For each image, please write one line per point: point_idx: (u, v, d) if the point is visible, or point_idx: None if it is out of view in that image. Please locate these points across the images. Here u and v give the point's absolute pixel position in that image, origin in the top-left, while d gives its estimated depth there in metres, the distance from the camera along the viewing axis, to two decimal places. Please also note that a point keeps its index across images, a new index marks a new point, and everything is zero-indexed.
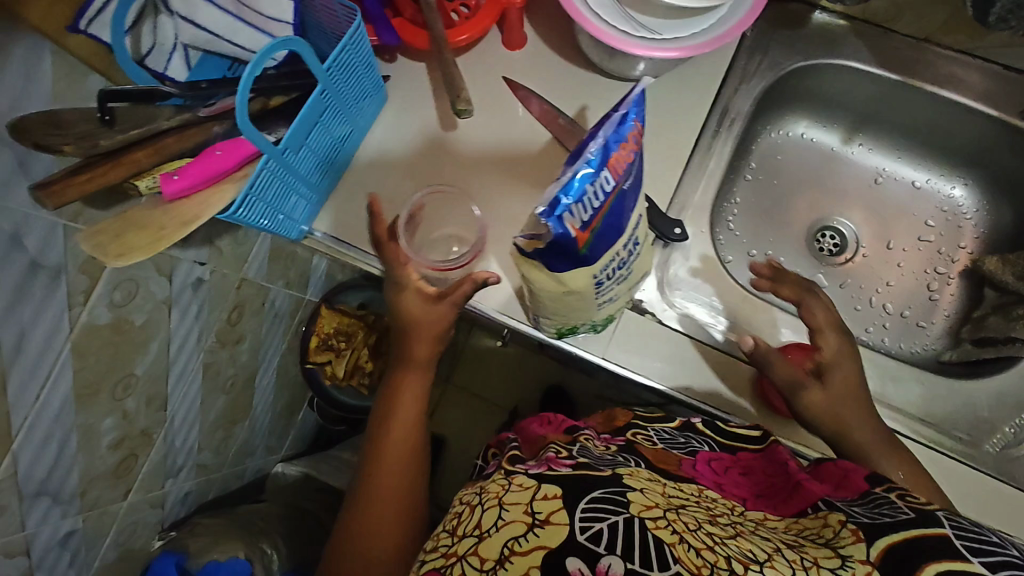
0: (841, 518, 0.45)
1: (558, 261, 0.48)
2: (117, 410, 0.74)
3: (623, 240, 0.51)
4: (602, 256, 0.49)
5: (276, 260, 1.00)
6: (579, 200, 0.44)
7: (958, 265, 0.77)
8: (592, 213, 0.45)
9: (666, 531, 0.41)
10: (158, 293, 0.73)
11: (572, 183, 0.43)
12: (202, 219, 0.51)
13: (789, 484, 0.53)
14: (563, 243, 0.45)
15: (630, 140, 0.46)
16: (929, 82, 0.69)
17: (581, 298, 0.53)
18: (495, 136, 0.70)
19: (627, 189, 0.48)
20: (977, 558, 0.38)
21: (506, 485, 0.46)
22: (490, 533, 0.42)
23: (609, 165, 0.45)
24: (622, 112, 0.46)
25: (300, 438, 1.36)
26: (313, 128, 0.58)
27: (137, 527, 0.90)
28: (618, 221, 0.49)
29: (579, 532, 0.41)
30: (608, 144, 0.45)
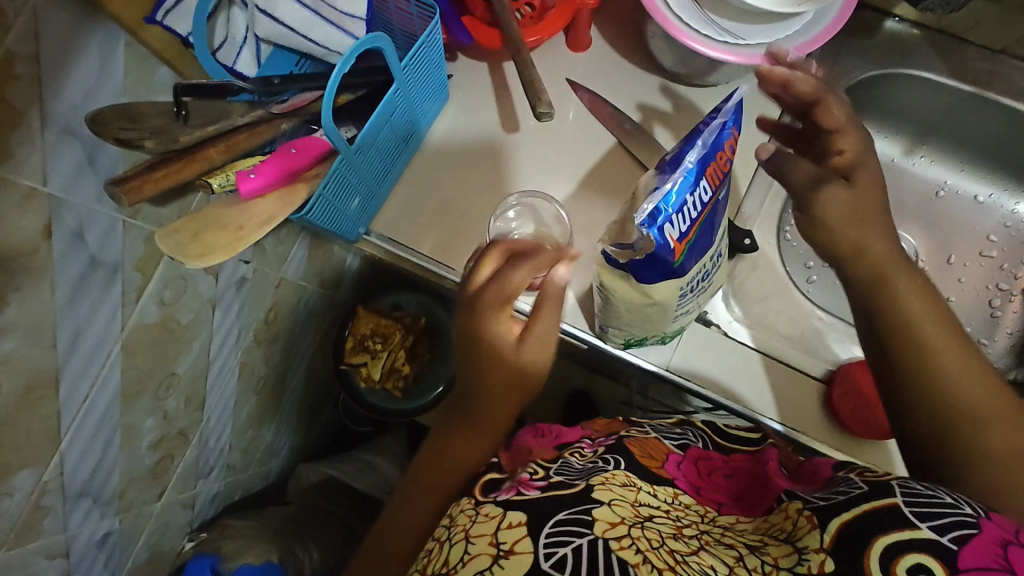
0: (801, 507, 0.45)
1: (646, 273, 0.47)
2: (159, 410, 0.73)
3: (708, 250, 0.51)
4: (692, 265, 0.49)
5: (313, 259, 0.98)
6: (679, 211, 0.44)
7: (1021, 282, 0.75)
8: (689, 223, 0.45)
9: (631, 552, 0.39)
10: (205, 291, 0.71)
11: (673, 193, 0.43)
12: (279, 219, 0.51)
13: (764, 482, 0.52)
14: (661, 254, 0.45)
15: (725, 150, 0.47)
16: (1004, 95, 0.68)
17: (662, 311, 0.52)
18: (559, 139, 0.68)
19: (718, 199, 0.48)
20: (926, 524, 0.38)
21: (473, 515, 0.46)
22: (457, 569, 0.42)
23: (706, 174, 0.45)
24: (720, 120, 0.46)
25: (322, 439, 1.33)
26: (384, 127, 0.57)
27: (168, 527, 0.88)
28: (708, 231, 0.49)
29: (543, 559, 0.40)
30: (707, 152, 0.45)
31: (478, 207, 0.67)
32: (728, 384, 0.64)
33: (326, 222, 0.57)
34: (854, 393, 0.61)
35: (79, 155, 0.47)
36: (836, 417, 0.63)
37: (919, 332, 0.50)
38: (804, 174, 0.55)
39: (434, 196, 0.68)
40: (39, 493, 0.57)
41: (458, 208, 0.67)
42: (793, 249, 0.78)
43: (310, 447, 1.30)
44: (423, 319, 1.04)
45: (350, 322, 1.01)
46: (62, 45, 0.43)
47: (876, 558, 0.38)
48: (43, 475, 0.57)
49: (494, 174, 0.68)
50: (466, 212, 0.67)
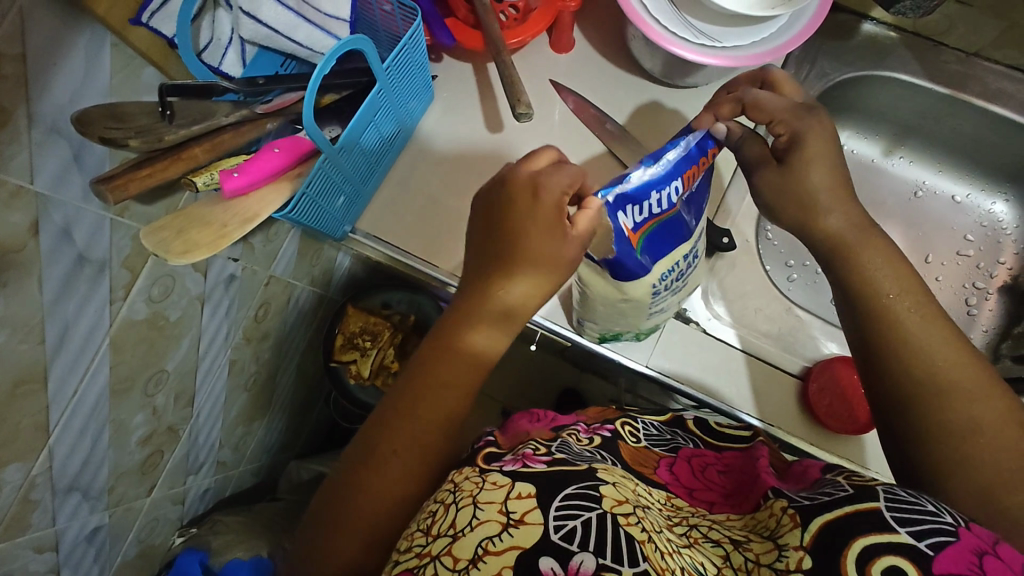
0: (785, 504, 0.46)
1: (618, 270, 0.49)
2: (148, 406, 0.73)
3: (683, 254, 0.53)
4: (658, 262, 0.51)
5: (303, 258, 0.99)
6: (641, 201, 0.46)
7: (997, 280, 0.77)
8: (650, 214, 0.47)
9: (636, 529, 0.40)
10: (193, 288, 0.72)
11: (643, 180, 0.45)
12: (263, 215, 0.51)
13: (753, 476, 0.53)
14: (619, 241, 0.47)
15: (702, 159, 0.50)
16: (978, 97, 0.69)
17: (637, 309, 0.54)
18: (543, 140, 0.69)
19: (690, 204, 0.51)
20: (904, 529, 0.39)
21: (480, 483, 0.44)
22: (464, 534, 0.41)
23: (681, 176, 0.48)
24: (697, 135, 0.50)
25: (313, 436, 1.34)
26: (367, 127, 0.58)
27: (158, 523, 0.88)
28: (675, 232, 0.51)
29: (552, 531, 0.40)
30: (685, 156, 0.48)
31: (461, 205, 0.68)
32: (709, 380, 0.65)
33: (311, 221, 0.58)
34: (831, 388, 0.63)
35: (66, 154, 0.48)
36: (812, 412, 0.64)
37: (886, 327, 0.51)
38: (774, 175, 0.56)
39: (418, 195, 0.69)
40: (27, 487, 0.58)
41: (442, 207, 0.68)
42: (773, 248, 0.80)
43: (302, 444, 1.31)
44: (411, 316, 1.05)
45: (339, 320, 1.01)
46: (48, 46, 0.44)
47: (853, 559, 0.39)
48: (31, 469, 0.58)
49: (475, 171, 0.69)
50: (450, 211, 0.68)
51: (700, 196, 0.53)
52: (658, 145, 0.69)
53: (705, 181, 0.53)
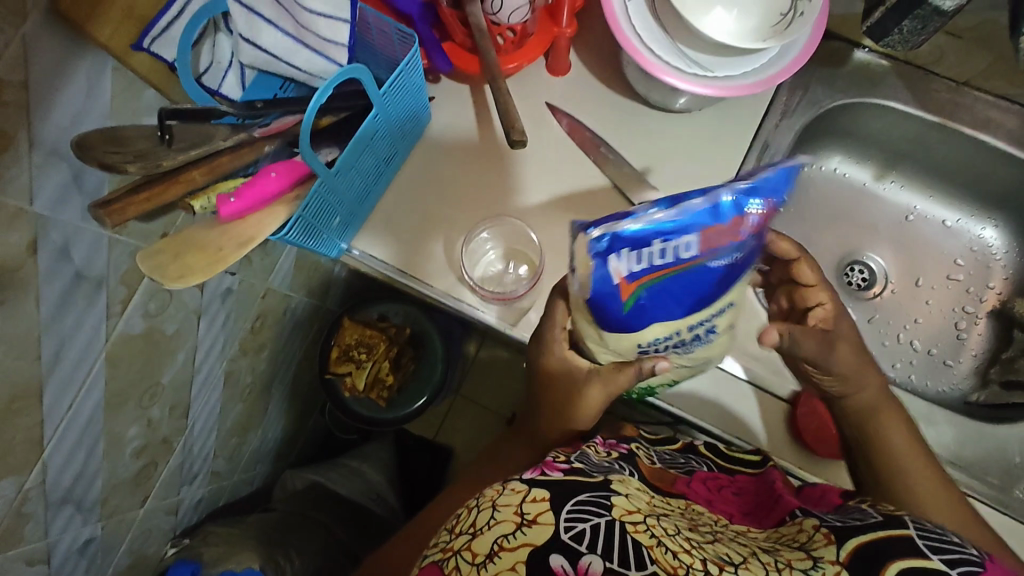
0: (816, 523, 0.48)
1: (602, 312, 0.46)
2: (143, 419, 0.74)
3: (685, 324, 0.47)
4: (650, 322, 0.47)
5: (300, 271, 1.00)
6: (635, 248, 0.41)
7: (987, 305, 0.77)
8: (648, 268, 0.42)
9: (645, 535, 0.41)
10: (190, 302, 0.73)
11: (644, 228, 0.41)
12: (259, 239, 0.52)
13: (773, 495, 0.55)
14: (603, 287, 0.43)
15: (738, 223, 0.42)
16: (968, 126, 0.70)
17: (622, 356, 0.52)
18: (539, 160, 0.70)
19: (712, 274, 0.44)
20: (938, 555, 0.42)
21: (500, 489, 0.46)
22: (483, 531, 0.43)
23: (696, 233, 0.42)
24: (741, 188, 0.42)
25: (308, 445, 1.35)
26: (365, 150, 0.59)
27: (151, 533, 0.89)
28: (681, 298, 0.45)
29: (563, 531, 0.42)
30: (706, 214, 0.41)
31: (456, 225, 0.69)
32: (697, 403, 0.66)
33: (307, 241, 0.59)
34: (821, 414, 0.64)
35: (65, 175, 0.49)
36: (802, 437, 0.65)
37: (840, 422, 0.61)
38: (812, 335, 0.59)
39: (415, 211, 0.70)
40: (20, 501, 0.58)
41: (438, 227, 0.69)
42: None
43: (297, 452, 1.32)
44: (407, 329, 1.08)
45: (335, 332, 1.02)
46: (50, 73, 0.45)
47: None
48: (25, 484, 0.58)
49: (470, 194, 0.70)
50: (446, 231, 0.69)
51: (735, 268, 0.45)
52: (651, 167, 0.70)
53: (748, 250, 0.44)
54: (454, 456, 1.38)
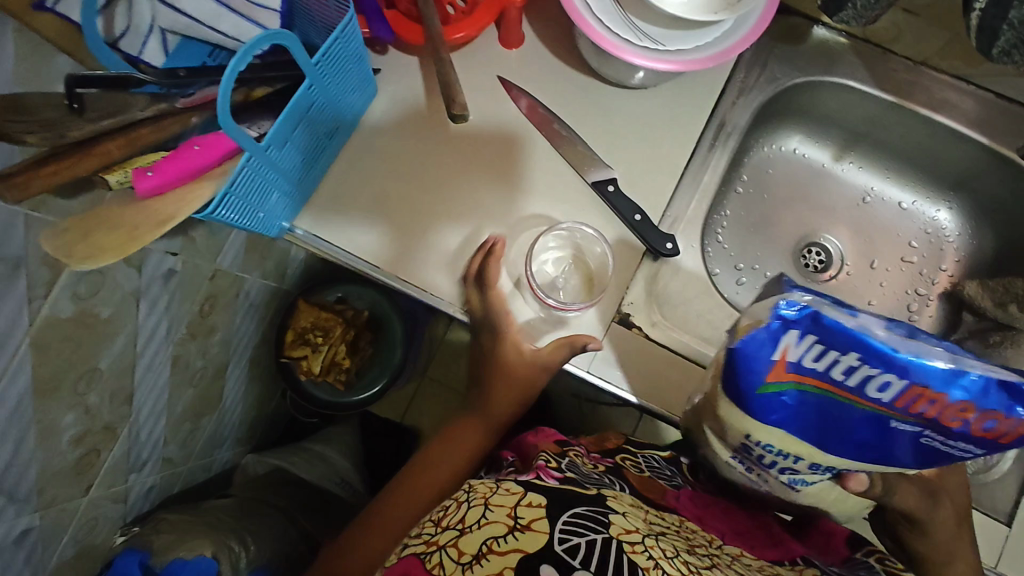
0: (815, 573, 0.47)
1: (731, 382, 0.43)
2: (80, 406, 0.69)
3: (809, 456, 0.44)
4: (779, 425, 0.43)
5: (251, 251, 0.96)
6: (827, 349, 0.38)
7: (938, 287, 0.77)
8: (822, 373, 0.39)
9: (643, 557, 0.38)
10: (126, 283, 0.68)
11: (847, 332, 0.37)
12: (177, 218, 0.49)
13: (772, 533, 0.53)
14: (760, 360, 0.40)
15: (968, 414, 0.37)
16: (924, 106, 0.69)
17: (718, 451, 0.52)
18: (487, 133, 0.68)
19: (882, 432, 0.40)
20: None
21: (494, 487, 0.43)
22: (472, 529, 0.39)
23: (909, 385, 0.37)
24: (979, 372, 0.36)
25: (269, 429, 1.32)
26: (300, 123, 0.56)
27: (98, 522, 0.84)
28: (833, 432, 0.42)
29: (557, 542, 0.38)
30: (937, 374, 0.36)
31: (406, 202, 0.67)
32: (645, 385, 0.63)
33: (243, 219, 0.56)
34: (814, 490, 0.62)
35: None
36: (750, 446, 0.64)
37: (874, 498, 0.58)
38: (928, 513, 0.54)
39: (360, 187, 0.67)
40: None
41: (387, 209, 0.67)
42: (724, 253, 0.78)
43: (259, 436, 1.29)
44: (365, 313, 1.06)
45: (290, 315, 0.98)
46: None
47: None
48: None
49: (417, 170, 0.68)
50: (391, 209, 0.67)
51: (917, 447, 0.40)
52: (606, 144, 0.68)
53: (954, 446, 0.39)
54: (421, 439, 1.37)
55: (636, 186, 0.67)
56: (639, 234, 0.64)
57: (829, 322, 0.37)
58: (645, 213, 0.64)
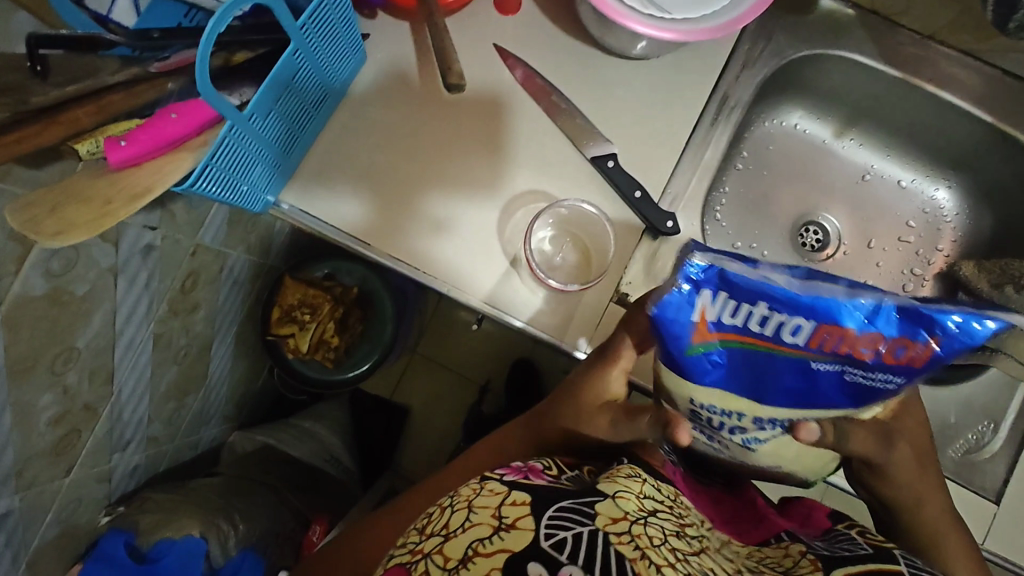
0: (803, 550, 0.43)
1: (660, 350, 0.41)
2: (57, 386, 0.66)
3: (749, 410, 0.41)
4: (712, 383, 0.41)
5: (234, 226, 0.93)
6: (737, 302, 0.36)
7: (934, 268, 0.77)
8: (740, 327, 0.37)
9: (629, 547, 0.37)
10: (103, 260, 0.65)
11: (751, 282, 0.35)
12: (156, 188, 0.45)
13: (756, 514, 0.49)
14: (681, 327, 0.38)
15: (881, 345, 0.35)
16: (929, 82, 0.68)
17: (676, 418, 0.49)
18: (482, 104, 0.65)
19: (815, 379, 0.37)
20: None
21: (477, 488, 0.43)
22: (457, 534, 0.39)
23: (819, 327, 0.35)
24: (884, 301, 0.34)
25: (256, 406, 1.30)
26: (284, 91, 0.53)
27: (81, 503, 0.82)
28: (764, 384, 0.39)
29: (544, 539, 0.37)
30: (841, 310, 0.34)
31: (396, 176, 0.64)
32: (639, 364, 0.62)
33: (227, 194, 0.54)
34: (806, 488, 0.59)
35: None
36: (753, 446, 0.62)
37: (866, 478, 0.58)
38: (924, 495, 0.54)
39: (349, 160, 0.65)
40: None
41: (377, 183, 0.64)
42: (722, 231, 0.76)
43: (246, 413, 1.27)
44: (354, 289, 1.03)
45: (277, 291, 0.95)
46: None
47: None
48: None
49: (407, 141, 0.65)
50: (380, 184, 0.64)
51: (847, 387, 0.37)
52: (605, 118, 0.66)
53: (880, 382, 0.36)
54: (411, 415, 1.36)
55: (635, 161, 0.65)
56: (639, 212, 0.63)
57: (731, 274, 0.35)
58: (644, 190, 0.63)
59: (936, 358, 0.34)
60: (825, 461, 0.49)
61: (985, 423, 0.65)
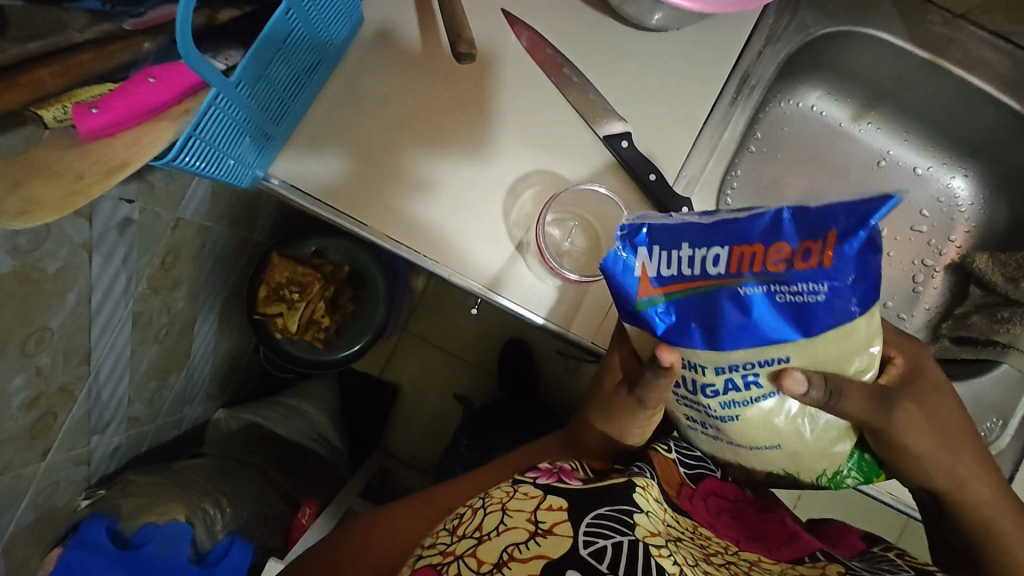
0: (842, 571, 0.41)
1: (623, 314, 0.43)
2: (29, 368, 0.61)
3: (712, 363, 0.41)
4: (672, 339, 0.41)
5: (217, 198, 0.88)
6: (666, 249, 0.39)
7: (946, 259, 0.75)
8: (680, 275, 0.39)
9: (669, 561, 0.36)
10: (76, 236, 0.60)
11: (671, 226, 0.39)
12: (132, 164, 0.42)
13: (785, 531, 0.47)
14: (627, 285, 0.40)
15: (790, 253, 0.37)
16: (958, 64, 0.64)
17: (675, 417, 0.49)
18: (489, 76, 0.61)
19: (758, 307, 0.38)
20: None
21: (510, 492, 0.42)
22: (491, 537, 0.38)
23: (731, 249, 0.38)
24: (777, 211, 0.38)
25: (241, 385, 1.26)
26: (274, 57, 0.49)
27: (59, 486, 0.78)
28: (717, 328, 0.39)
29: (582, 546, 0.36)
30: (744, 228, 0.38)
31: (393, 151, 0.60)
32: None
33: (211, 170, 0.49)
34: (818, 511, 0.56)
35: None
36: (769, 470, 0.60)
37: None
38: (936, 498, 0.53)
39: (345, 134, 0.60)
40: None
41: (373, 158, 0.60)
42: None
43: (230, 392, 1.23)
44: (345, 267, 0.99)
45: (264, 269, 0.92)
46: None
47: None
48: None
49: (408, 114, 0.61)
50: (379, 158, 0.60)
51: (786, 314, 0.39)
52: (619, 94, 0.62)
53: (810, 295, 0.38)
54: (401, 394, 1.33)
55: (649, 142, 0.61)
56: (652, 197, 0.59)
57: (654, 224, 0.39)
58: (659, 173, 0.59)
59: (841, 247, 0.36)
60: (833, 429, 0.46)
61: (998, 420, 0.63)
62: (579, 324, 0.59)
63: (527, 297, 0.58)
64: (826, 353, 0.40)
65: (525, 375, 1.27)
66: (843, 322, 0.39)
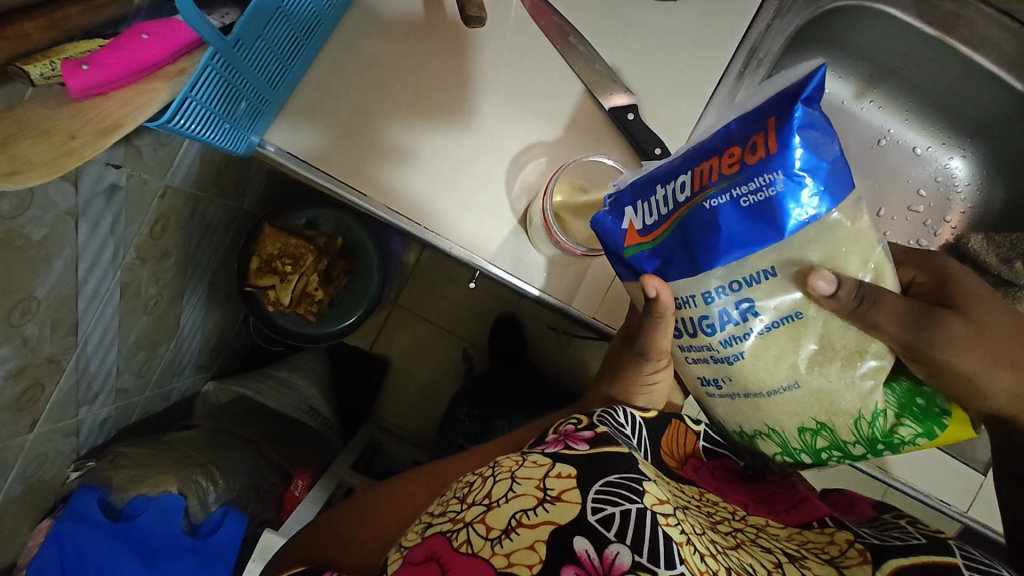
0: (850, 537, 0.41)
1: (622, 270, 0.45)
2: (14, 338, 0.59)
3: (697, 289, 0.41)
4: (661, 277, 0.42)
5: (206, 166, 0.85)
6: (645, 198, 0.43)
7: (940, 239, 0.76)
8: (660, 215, 0.41)
9: (676, 530, 0.36)
10: (62, 202, 0.57)
11: (645, 177, 0.43)
12: (127, 125, 0.38)
13: (795, 496, 0.48)
14: (615, 237, 0.43)
15: (741, 153, 0.38)
16: (965, 43, 0.64)
17: (692, 386, 0.49)
18: (493, 44, 0.60)
19: (727, 216, 0.38)
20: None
21: (520, 460, 0.42)
22: (499, 504, 0.38)
23: (691, 173, 0.40)
24: (726, 125, 0.39)
25: (230, 357, 1.25)
26: (273, 16, 0.47)
27: (47, 458, 0.76)
28: (697, 250, 0.40)
29: (590, 512, 0.37)
30: (701, 150, 0.40)
31: (394, 119, 0.59)
32: None
33: (209, 135, 0.47)
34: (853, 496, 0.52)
35: None
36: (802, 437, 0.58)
37: None
38: None
39: (346, 102, 0.58)
40: None
41: (375, 126, 0.58)
42: None
43: (220, 363, 1.22)
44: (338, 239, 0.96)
45: (255, 240, 0.89)
46: None
47: None
48: None
49: (409, 82, 0.59)
50: (381, 128, 0.58)
51: (757, 215, 0.38)
52: (625, 66, 0.60)
53: (770, 187, 0.37)
54: (392, 367, 1.33)
55: (654, 114, 0.60)
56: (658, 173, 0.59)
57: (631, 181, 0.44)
58: (665, 148, 0.58)
59: (781, 130, 0.36)
60: (859, 365, 0.43)
61: None
62: (581, 298, 0.59)
63: (529, 269, 0.58)
64: (811, 256, 0.39)
65: (517, 349, 1.27)
66: (817, 216, 0.38)
